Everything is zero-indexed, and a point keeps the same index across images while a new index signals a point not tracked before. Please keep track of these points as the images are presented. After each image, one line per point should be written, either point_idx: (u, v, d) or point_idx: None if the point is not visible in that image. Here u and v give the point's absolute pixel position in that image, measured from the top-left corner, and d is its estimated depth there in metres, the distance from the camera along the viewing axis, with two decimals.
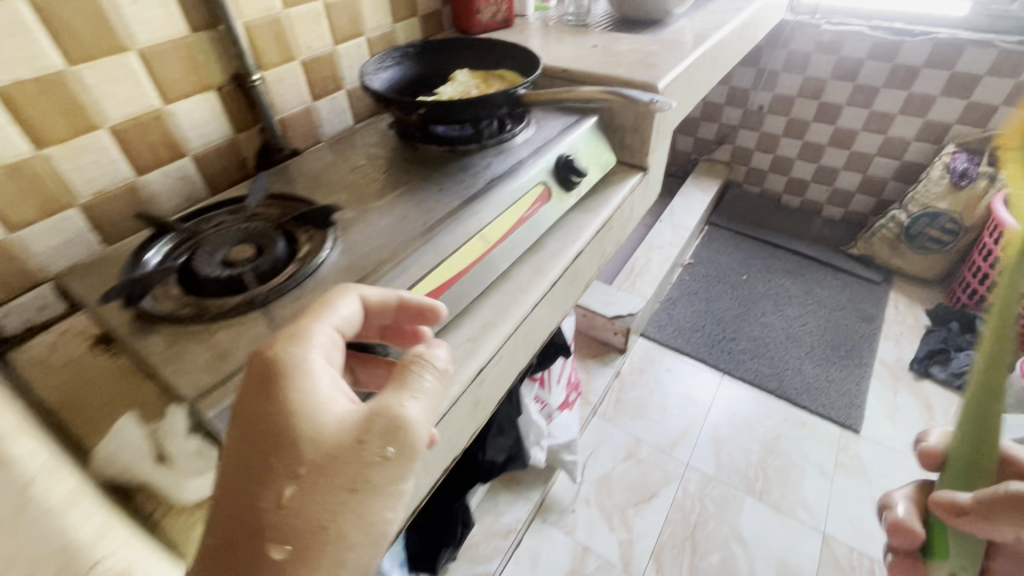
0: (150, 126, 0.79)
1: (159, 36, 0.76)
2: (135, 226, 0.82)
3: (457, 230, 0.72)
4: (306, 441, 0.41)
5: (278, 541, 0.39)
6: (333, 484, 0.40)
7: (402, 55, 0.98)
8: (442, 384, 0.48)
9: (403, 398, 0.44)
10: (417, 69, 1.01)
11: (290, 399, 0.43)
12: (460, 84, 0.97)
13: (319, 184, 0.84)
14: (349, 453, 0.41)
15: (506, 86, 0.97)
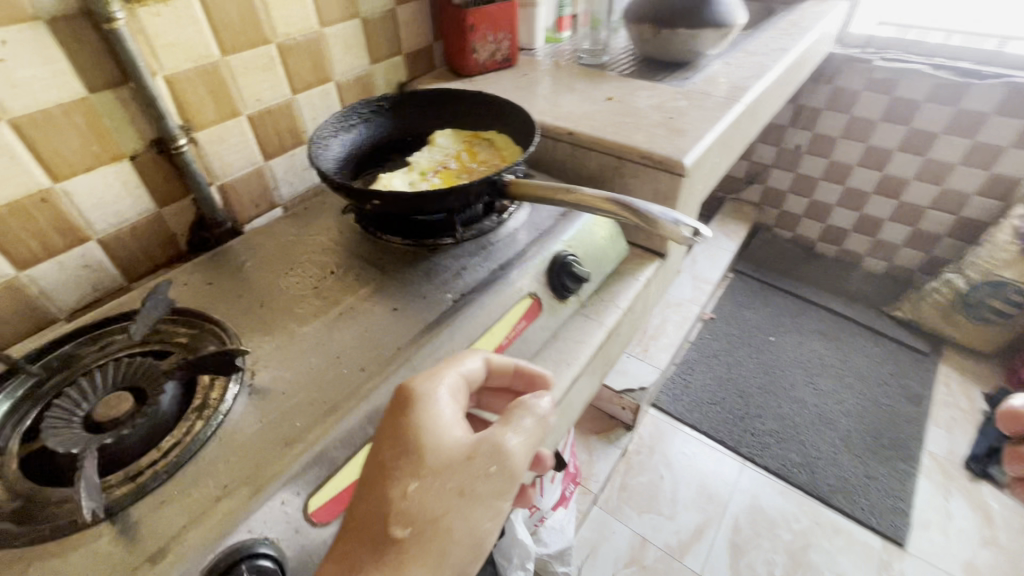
0: (35, 210, 0.62)
1: (42, 100, 0.59)
2: (21, 328, 0.66)
3: (408, 375, 0.54)
4: (407, 447, 0.41)
5: (376, 531, 0.38)
6: (442, 488, 0.40)
7: (371, 110, 0.81)
8: (547, 423, 0.45)
9: (511, 432, 0.43)
10: (390, 127, 0.84)
11: (420, 420, 0.43)
12: (438, 152, 0.80)
13: (245, 284, 0.65)
14: (459, 464, 0.41)
15: (495, 156, 0.79)
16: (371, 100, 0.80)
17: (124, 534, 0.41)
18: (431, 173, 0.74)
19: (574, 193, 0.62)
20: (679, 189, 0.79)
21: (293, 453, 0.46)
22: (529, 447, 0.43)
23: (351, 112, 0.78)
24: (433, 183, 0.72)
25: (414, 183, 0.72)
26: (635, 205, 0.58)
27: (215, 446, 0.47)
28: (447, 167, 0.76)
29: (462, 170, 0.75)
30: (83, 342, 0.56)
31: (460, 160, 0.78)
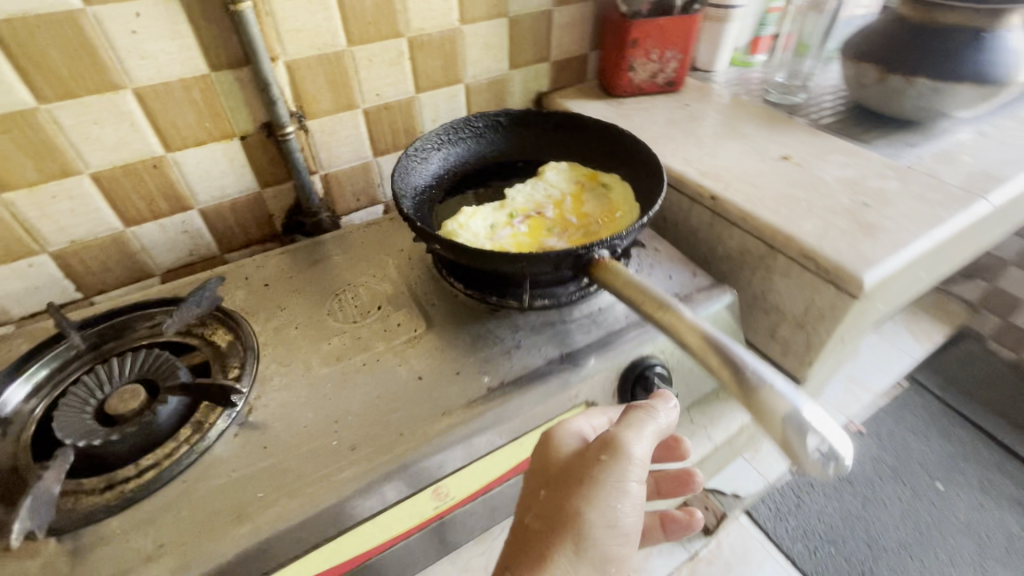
0: (147, 175, 0.65)
1: (167, 74, 0.59)
2: (122, 276, 0.71)
3: (401, 472, 0.45)
4: (544, 462, 0.45)
5: (526, 520, 0.42)
6: (568, 485, 0.42)
7: (487, 126, 0.72)
8: (660, 422, 0.45)
9: (630, 431, 0.43)
10: (503, 146, 0.74)
11: (550, 439, 0.46)
12: (542, 189, 0.67)
13: (295, 295, 0.61)
14: (581, 462, 0.43)
15: (606, 212, 0.64)
16: (489, 115, 0.71)
17: (66, 558, 0.40)
18: (521, 217, 0.63)
19: (673, 313, 0.45)
20: (843, 312, 0.57)
21: (242, 531, 0.40)
22: (647, 440, 0.44)
23: (463, 125, 0.70)
24: (517, 232, 0.60)
25: (496, 225, 0.61)
26: (740, 364, 0.40)
27: (181, 486, 0.44)
28: (542, 212, 0.63)
29: (558, 223, 0.62)
30: (138, 318, 0.57)
31: (562, 207, 0.65)
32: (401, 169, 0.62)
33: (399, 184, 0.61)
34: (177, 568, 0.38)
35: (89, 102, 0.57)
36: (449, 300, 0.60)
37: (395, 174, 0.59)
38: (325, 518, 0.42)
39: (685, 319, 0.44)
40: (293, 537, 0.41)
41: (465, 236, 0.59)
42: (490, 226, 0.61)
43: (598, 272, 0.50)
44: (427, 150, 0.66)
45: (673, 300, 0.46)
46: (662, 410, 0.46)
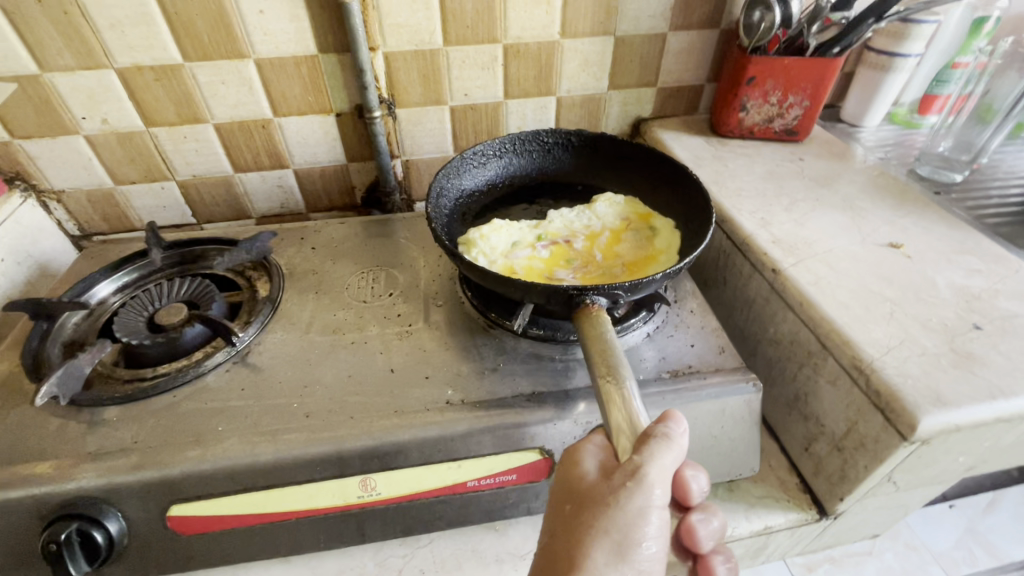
0: (256, 133, 0.76)
1: (283, 50, 0.69)
2: (226, 212, 0.83)
3: (333, 453, 0.46)
4: (561, 481, 0.39)
5: (546, 537, 0.37)
6: (585, 511, 0.36)
7: (555, 142, 0.72)
8: (683, 451, 0.37)
9: (654, 453, 0.36)
10: (569, 165, 0.74)
11: (571, 464, 0.39)
12: (584, 219, 0.65)
13: (332, 264, 0.67)
14: (600, 486, 0.36)
15: (641, 258, 0.59)
16: (559, 132, 0.71)
17: (75, 425, 0.49)
18: (547, 241, 0.61)
19: (617, 387, 0.41)
20: (887, 450, 0.46)
21: (191, 453, 0.46)
22: (671, 470, 0.36)
23: (532, 138, 0.72)
24: (535, 255, 0.59)
25: (518, 244, 0.61)
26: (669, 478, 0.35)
27: (171, 399, 0.51)
28: (571, 242, 0.61)
29: (582, 256, 0.60)
30: (209, 250, 0.67)
31: (594, 241, 0.61)
32: (450, 167, 0.65)
33: (445, 182, 0.65)
34: (134, 465, 0.45)
35: (220, 65, 0.68)
36: (455, 306, 0.61)
37: (438, 173, 0.62)
38: (256, 470, 0.46)
39: (627, 398, 0.40)
40: (225, 475, 0.45)
41: (482, 246, 0.59)
42: (511, 243, 0.61)
43: (580, 318, 0.46)
44: (485, 155, 0.69)
45: (628, 372, 0.42)
46: (679, 432, 0.37)
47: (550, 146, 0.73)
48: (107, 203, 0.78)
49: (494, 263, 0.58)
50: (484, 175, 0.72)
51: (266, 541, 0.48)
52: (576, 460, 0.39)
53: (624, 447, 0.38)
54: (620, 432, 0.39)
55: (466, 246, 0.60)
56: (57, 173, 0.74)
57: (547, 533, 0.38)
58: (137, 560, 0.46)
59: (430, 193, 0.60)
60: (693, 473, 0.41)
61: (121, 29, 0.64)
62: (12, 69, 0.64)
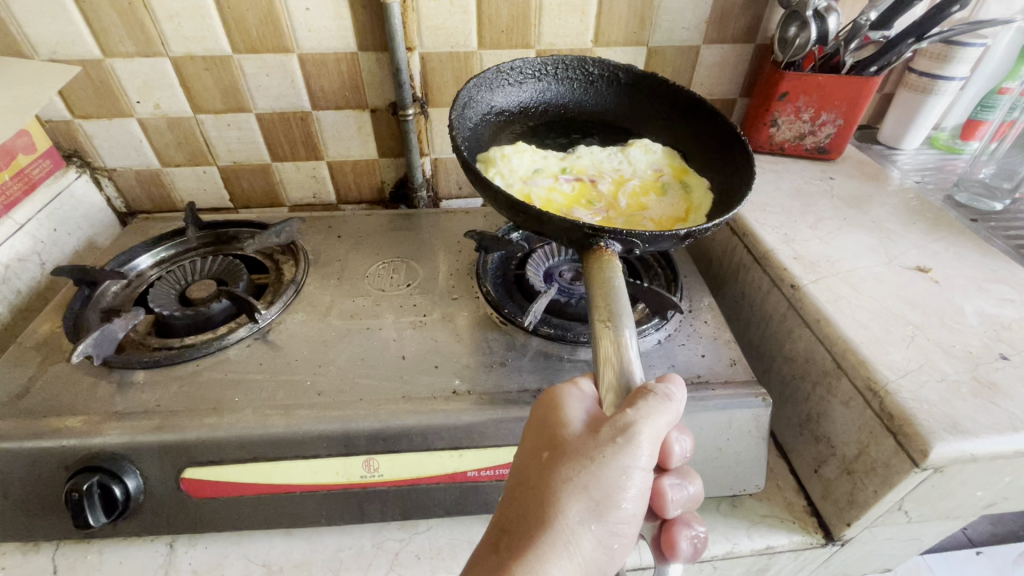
0: (295, 124, 0.79)
1: (325, 47, 0.72)
2: (261, 199, 0.87)
3: (340, 431, 0.48)
4: (543, 427, 0.38)
5: (515, 485, 0.37)
6: (562, 461, 0.35)
7: (600, 75, 0.72)
8: (676, 414, 0.37)
9: (646, 413, 0.35)
10: (608, 100, 0.74)
11: (556, 412, 0.38)
12: (615, 162, 0.66)
13: (355, 253, 0.69)
14: (583, 440, 0.36)
15: (662, 212, 0.60)
16: (606, 64, 0.71)
17: (105, 386, 0.52)
18: (571, 176, 0.63)
19: (614, 333, 0.41)
20: (898, 475, 0.44)
21: (208, 420, 0.48)
22: (660, 431, 0.36)
23: (577, 65, 0.72)
24: (556, 187, 0.61)
25: (541, 172, 0.63)
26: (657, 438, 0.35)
27: (194, 368, 0.54)
28: (596, 181, 0.63)
29: (604, 197, 0.61)
30: (241, 232, 0.71)
31: (619, 184, 0.63)
32: (486, 79, 0.66)
33: (477, 93, 0.66)
34: (155, 427, 0.48)
35: (266, 58, 0.72)
36: (470, 299, 0.62)
37: (470, 81, 0.64)
38: (265, 441, 0.47)
39: (622, 347, 0.41)
40: (236, 443, 0.47)
41: (502, 166, 0.62)
42: (533, 170, 0.63)
43: (589, 260, 0.47)
44: (523, 74, 0.69)
45: (628, 321, 0.42)
46: (677, 397, 0.37)
47: (594, 77, 0.73)
48: (152, 183, 0.83)
49: (510, 185, 0.60)
50: (520, 95, 0.72)
51: (270, 512, 0.49)
52: (560, 408, 0.38)
53: (612, 401, 0.39)
54: (609, 382, 0.40)
55: (487, 163, 0.62)
56: (110, 153, 0.79)
57: (516, 480, 0.37)
58: (150, 519, 0.49)
59: (460, 99, 0.61)
60: (679, 434, 0.42)
61: (177, 20, 0.68)
62: (79, 53, 0.69)
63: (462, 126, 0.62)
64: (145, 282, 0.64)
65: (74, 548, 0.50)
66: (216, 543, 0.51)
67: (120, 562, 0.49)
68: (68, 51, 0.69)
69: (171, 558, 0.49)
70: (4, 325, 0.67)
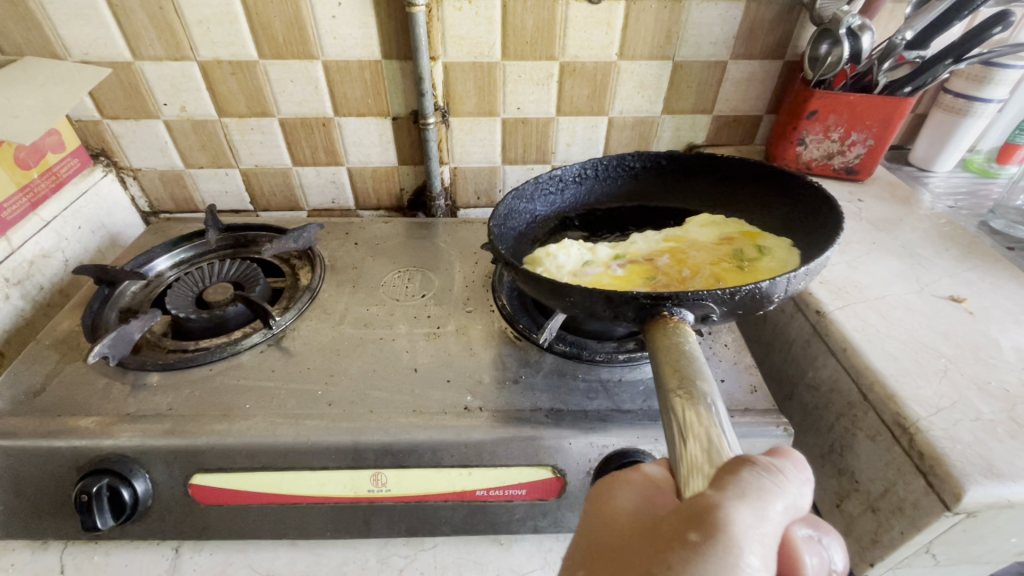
0: (316, 129, 0.79)
1: (349, 54, 0.72)
2: (281, 202, 0.88)
3: (348, 443, 0.47)
4: (603, 520, 0.34)
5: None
6: (628, 560, 0.30)
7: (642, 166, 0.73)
8: (788, 499, 0.29)
9: (732, 499, 0.28)
10: (655, 189, 0.74)
11: (614, 502, 0.34)
12: (674, 240, 0.64)
13: (371, 263, 0.69)
14: (652, 535, 0.30)
15: (742, 278, 0.56)
16: (646, 155, 0.72)
17: (119, 387, 0.52)
18: (624, 261, 0.60)
19: (693, 402, 0.36)
20: (928, 517, 0.42)
21: (218, 426, 0.48)
22: (764, 524, 0.28)
23: (616, 163, 0.72)
24: (608, 273, 0.58)
25: (591, 262, 0.60)
26: (756, 534, 0.28)
27: (207, 372, 0.54)
28: (653, 261, 0.60)
29: (665, 272, 0.58)
30: (259, 235, 0.71)
31: (680, 259, 0.60)
32: (526, 189, 0.67)
33: (519, 202, 0.66)
34: (165, 431, 0.47)
35: (291, 65, 0.73)
36: (484, 314, 0.61)
37: (510, 193, 0.64)
38: (274, 451, 0.47)
39: (704, 414, 0.35)
40: (244, 452, 0.47)
41: (549, 264, 0.60)
42: (583, 261, 0.60)
43: (653, 328, 0.43)
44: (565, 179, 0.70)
45: (710, 390, 0.37)
46: (786, 476, 0.30)
47: (636, 170, 0.74)
48: (174, 183, 0.84)
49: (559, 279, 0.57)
50: (562, 199, 0.72)
51: (275, 522, 0.49)
52: (619, 498, 0.34)
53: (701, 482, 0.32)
54: (691, 461, 0.33)
55: (533, 263, 0.61)
56: (136, 153, 0.80)
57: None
58: (157, 522, 0.49)
59: (500, 211, 0.61)
60: (809, 533, 0.33)
61: (206, 25, 0.69)
62: (109, 55, 0.71)
63: (504, 235, 0.62)
64: (165, 284, 0.65)
65: (79, 549, 0.50)
66: (220, 550, 0.50)
67: (126, 564, 0.49)
68: (99, 53, 0.70)
69: (176, 563, 0.49)
70: (27, 321, 0.68)
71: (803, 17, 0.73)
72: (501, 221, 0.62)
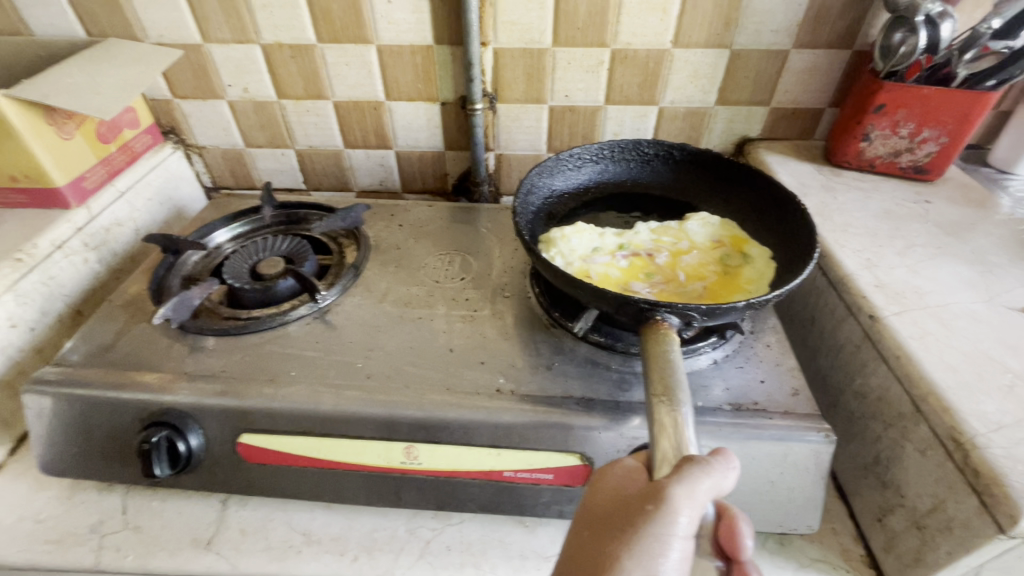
0: (368, 112, 0.82)
1: (403, 39, 0.74)
2: (332, 184, 0.91)
3: (381, 415, 0.49)
4: (585, 494, 0.38)
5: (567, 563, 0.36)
6: (601, 529, 0.35)
7: (657, 154, 0.69)
8: (720, 483, 0.34)
9: (680, 482, 0.33)
10: (666, 179, 0.70)
11: (595, 479, 0.38)
12: (674, 235, 0.61)
13: (414, 245, 0.71)
14: (621, 509, 0.35)
15: (732, 294, 0.53)
16: (662, 144, 0.68)
17: (179, 348, 0.56)
18: (629, 252, 0.58)
19: (670, 411, 0.39)
20: (979, 539, 0.40)
21: (266, 389, 0.51)
22: (705, 502, 0.34)
23: (632, 146, 0.69)
24: (615, 263, 0.56)
25: (599, 249, 0.58)
26: (696, 505, 0.33)
27: (257, 340, 0.57)
28: (656, 257, 0.57)
29: (664, 272, 0.56)
30: (312, 212, 0.74)
31: (679, 260, 0.57)
32: (544, 166, 0.65)
33: (534, 180, 0.65)
34: (217, 391, 0.51)
35: (346, 49, 0.75)
36: (522, 302, 0.61)
37: (529, 170, 0.62)
38: (314, 417, 0.49)
39: (678, 429, 0.38)
40: (286, 415, 0.49)
41: (561, 248, 0.58)
42: (592, 248, 0.58)
43: (644, 335, 0.45)
44: (579, 159, 0.68)
45: (685, 396, 0.40)
46: (721, 464, 0.35)
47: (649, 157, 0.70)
48: (235, 161, 0.89)
49: (568, 266, 0.56)
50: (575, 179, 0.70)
51: (313, 486, 0.51)
52: (595, 475, 0.38)
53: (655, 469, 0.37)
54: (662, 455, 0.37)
55: (545, 245, 0.59)
56: (202, 132, 0.85)
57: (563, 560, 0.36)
58: (207, 476, 0.52)
59: (521, 186, 0.59)
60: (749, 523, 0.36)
61: (269, 10, 0.72)
62: (181, 38, 0.75)
63: (522, 213, 0.60)
64: (222, 254, 0.69)
65: (142, 495, 0.55)
66: (260, 508, 0.54)
67: (181, 511, 0.53)
68: (172, 36, 0.75)
69: (223, 515, 0.53)
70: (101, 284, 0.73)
71: (875, 3, 0.68)
72: (520, 196, 0.60)
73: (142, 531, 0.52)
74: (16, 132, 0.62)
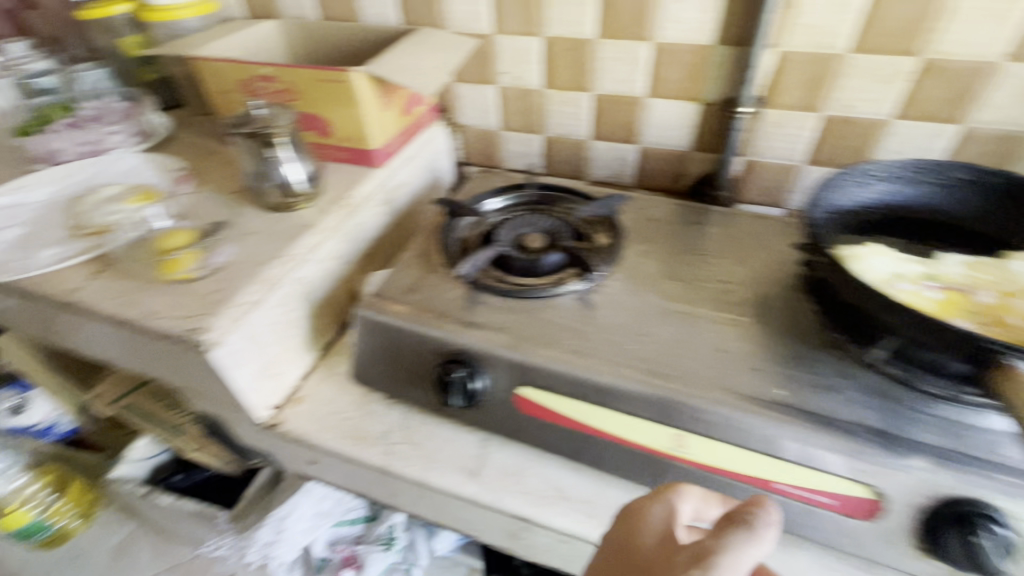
0: (624, 106, 0.85)
1: (681, 37, 0.75)
2: (567, 171, 0.97)
3: (657, 398, 0.51)
4: (615, 537, 0.42)
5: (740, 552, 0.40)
6: None
7: (967, 180, 0.62)
8: (766, 544, 0.35)
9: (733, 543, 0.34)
10: (970, 209, 0.62)
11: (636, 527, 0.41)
12: (994, 272, 0.54)
13: (667, 240, 0.72)
14: (664, 560, 0.37)
15: None
16: (979, 169, 0.60)
17: (464, 299, 0.64)
18: (939, 284, 0.53)
19: None
20: None
21: (546, 351, 0.56)
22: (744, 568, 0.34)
23: (936, 168, 0.62)
24: (923, 293, 0.52)
25: (902, 275, 0.53)
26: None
27: (530, 305, 0.63)
28: (974, 294, 0.51)
29: (987, 311, 0.50)
30: (563, 193, 0.79)
31: (1006, 301, 0.51)
32: (834, 180, 0.61)
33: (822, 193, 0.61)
34: (503, 343, 0.57)
35: (621, 44, 0.79)
36: (790, 313, 0.60)
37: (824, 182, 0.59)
38: (592, 386, 0.53)
39: None
40: (565, 378, 0.54)
41: (858, 267, 0.54)
42: (893, 273, 0.54)
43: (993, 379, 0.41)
44: (871, 176, 0.63)
45: None
46: (768, 529, 0.35)
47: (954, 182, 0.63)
48: (488, 141, 0.99)
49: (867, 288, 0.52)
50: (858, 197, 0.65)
51: (577, 446, 0.56)
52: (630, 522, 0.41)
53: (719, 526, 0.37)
54: None
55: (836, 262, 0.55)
56: (468, 112, 0.96)
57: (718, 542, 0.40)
58: (481, 416, 0.60)
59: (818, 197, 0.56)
60: None
61: (560, 6, 0.78)
62: (475, 28, 0.85)
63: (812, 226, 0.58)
64: (489, 219, 0.76)
65: (419, 418, 0.65)
66: (513, 454, 0.60)
67: (450, 439, 0.62)
68: (468, 27, 0.85)
69: (485, 454, 0.60)
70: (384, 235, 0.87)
71: None
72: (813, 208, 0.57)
73: (421, 448, 0.62)
74: (359, 103, 0.74)
